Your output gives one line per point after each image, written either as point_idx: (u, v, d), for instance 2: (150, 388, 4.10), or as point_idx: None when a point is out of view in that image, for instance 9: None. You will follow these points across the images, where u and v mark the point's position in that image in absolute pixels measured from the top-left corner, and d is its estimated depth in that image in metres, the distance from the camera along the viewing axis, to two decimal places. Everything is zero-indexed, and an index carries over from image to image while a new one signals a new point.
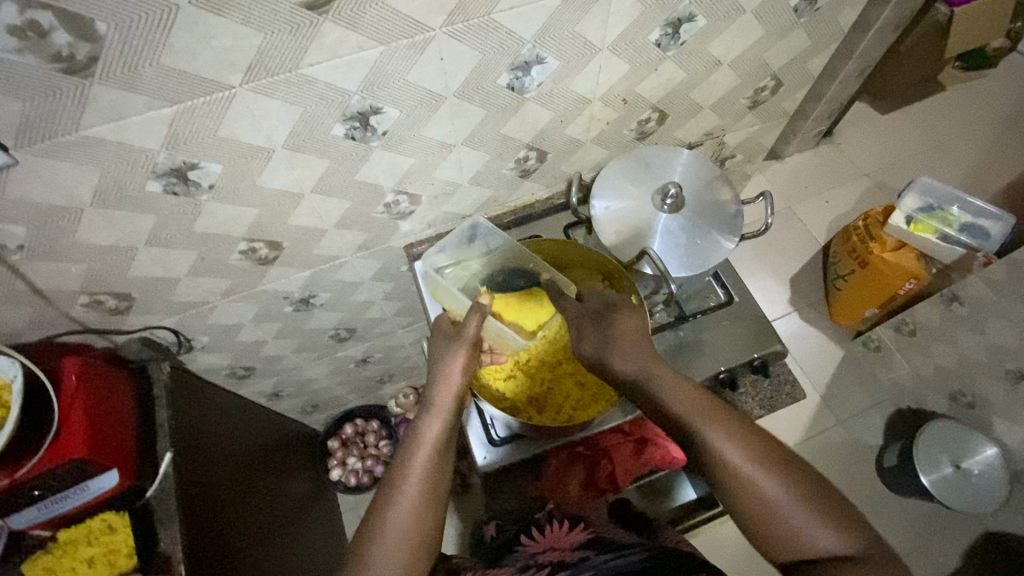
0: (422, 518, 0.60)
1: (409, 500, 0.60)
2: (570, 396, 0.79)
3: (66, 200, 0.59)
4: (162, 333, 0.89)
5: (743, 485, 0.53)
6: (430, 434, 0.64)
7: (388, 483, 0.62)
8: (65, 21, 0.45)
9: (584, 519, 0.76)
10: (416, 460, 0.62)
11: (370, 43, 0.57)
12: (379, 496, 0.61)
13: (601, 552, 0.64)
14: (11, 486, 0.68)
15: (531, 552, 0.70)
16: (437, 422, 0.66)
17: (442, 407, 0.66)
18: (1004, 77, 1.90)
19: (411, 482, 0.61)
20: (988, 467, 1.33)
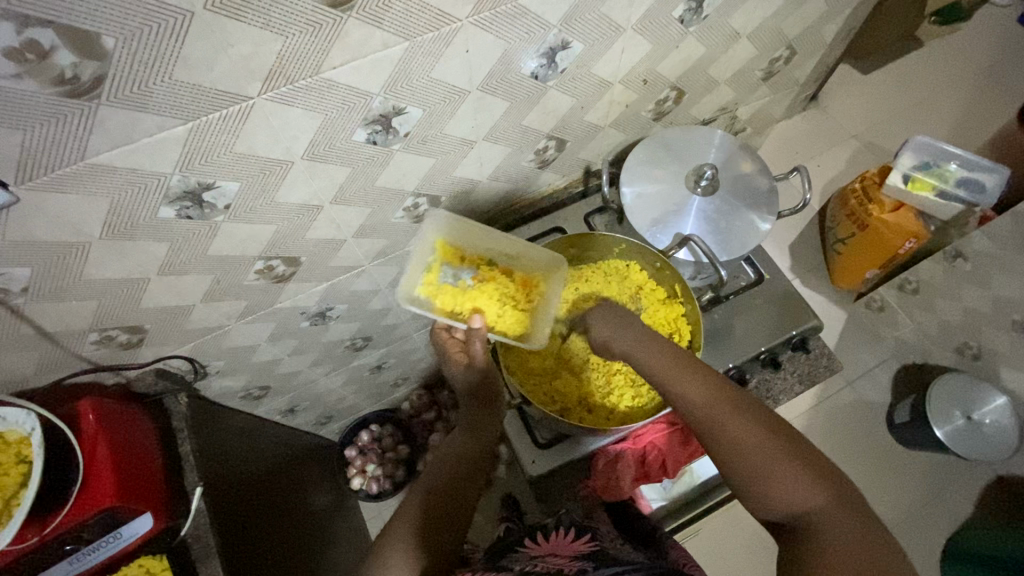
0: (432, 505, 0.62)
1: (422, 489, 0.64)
2: (621, 394, 0.80)
3: (73, 235, 0.54)
4: (176, 362, 0.83)
5: (729, 445, 0.57)
6: (457, 443, 0.71)
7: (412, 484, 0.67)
8: (69, 39, 0.40)
9: (593, 531, 0.73)
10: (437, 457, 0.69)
11: (395, 40, 0.53)
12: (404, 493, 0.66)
13: (602, 566, 0.60)
14: (41, 543, 0.64)
15: (530, 556, 0.66)
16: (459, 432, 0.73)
17: (465, 421, 0.74)
18: (983, 29, 1.91)
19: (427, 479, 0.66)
20: (999, 416, 1.35)
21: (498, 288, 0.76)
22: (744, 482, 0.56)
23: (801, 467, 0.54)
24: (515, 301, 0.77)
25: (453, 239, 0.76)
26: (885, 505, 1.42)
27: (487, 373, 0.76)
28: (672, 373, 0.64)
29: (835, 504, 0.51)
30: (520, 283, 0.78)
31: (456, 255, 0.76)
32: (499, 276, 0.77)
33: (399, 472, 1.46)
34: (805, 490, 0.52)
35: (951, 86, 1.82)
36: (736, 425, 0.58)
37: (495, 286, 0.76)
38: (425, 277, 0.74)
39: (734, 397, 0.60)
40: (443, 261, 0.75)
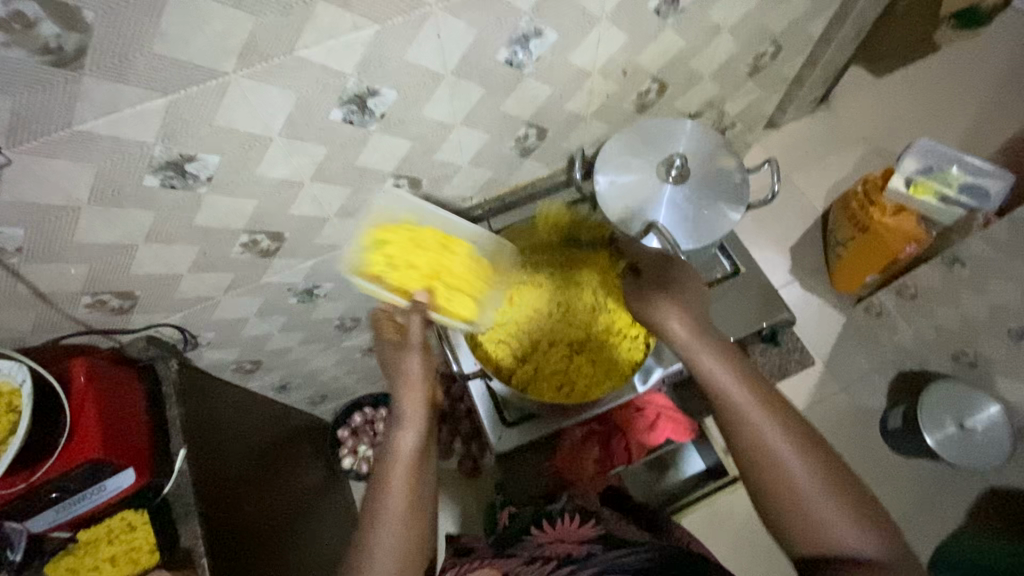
0: (412, 527, 0.62)
1: (393, 518, 0.61)
2: (582, 373, 0.83)
3: (63, 199, 0.58)
4: (168, 330, 0.87)
5: (785, 477, 0.55)
6: (405, 447, 0.66)
7: (371, 498, 0.63)
8: (53, 12, 0.43)
9: (597, 517, 0.77)
10: (396, 474, 0.64)
11: (365, 22, 0.55)
12: (365, 509, 0.63)
13: (609, 549, 0.63)
14: (29, 489, 0.69)
15: (538, 544, 0.71)
16: (410, 433, 0.67)
17: (413, 419, 0.68)
18: (1004, 32, 1.86)
19: (393, 503, 0.62)
20: (992, 425, 1.31)
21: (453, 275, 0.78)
22: (795, 519, 0.55)
23: (866, 520, 0.53)
24: (464, 289, 0.78)
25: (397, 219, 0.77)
26: None
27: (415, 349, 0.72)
28: (737, 384, 0.60)
29: (897, 562, 0.51)
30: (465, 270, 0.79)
31: (406, 232, 0.76)
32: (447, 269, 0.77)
33: None
34: (867, 538, 0.53)
35: (966, 90, 1.78)
36: (804, 462, 0.56)
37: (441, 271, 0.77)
38: (371, 239, 0.74)
39: (803, 433, 0.58)
40: (379, 239, 0.74)
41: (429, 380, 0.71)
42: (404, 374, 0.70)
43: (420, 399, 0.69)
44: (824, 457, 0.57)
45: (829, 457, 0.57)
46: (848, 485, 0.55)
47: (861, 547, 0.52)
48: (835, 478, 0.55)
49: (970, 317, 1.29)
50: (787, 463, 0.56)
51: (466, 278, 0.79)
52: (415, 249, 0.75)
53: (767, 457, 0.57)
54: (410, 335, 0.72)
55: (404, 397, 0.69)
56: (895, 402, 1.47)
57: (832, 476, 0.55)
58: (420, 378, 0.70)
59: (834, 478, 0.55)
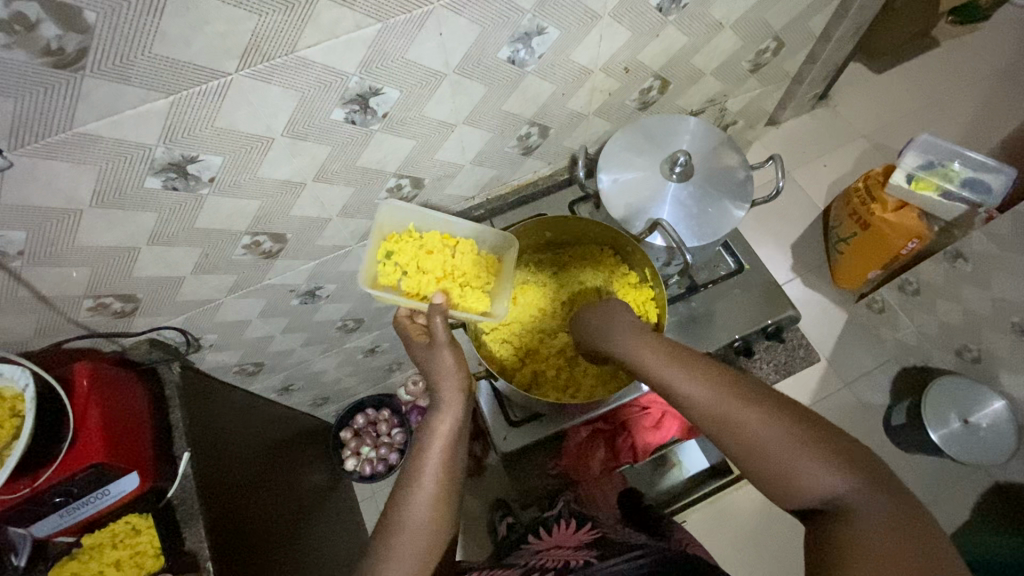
0: (441, 512, 0.60)
1: (427, 497, 0.60)
2: (587, 373, 0.81)
3: (65, 202, 0.57)
4: (170, 333, 0.87)
5: (738, 435, 0.55)
6: (442, 429, 0.64)
7: (404, 478, 0.62)
8: (54, 13, 0.43)
9: (594, 520, 0.77)
10: (431, 456, 0.62)
11: (368, 21, 0.55)
12: (397, 488, 0.61)
13: (606, 557, 0.62)
14: (33, 494, 0.68)
15: (535, 552, 0.72)
16: (449, 417, 0.65)
17: (452, 404, 0.66)
18: (1003, 27, 1.86)
19: (427, 483, 0.61)
20: (996, 420, 1.32)
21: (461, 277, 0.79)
22: (769, 478, 0.54)
23: (829, 456, 0.52)
24: (474, 284, 0.80)
25: (403, 228, 0.81)
26: None
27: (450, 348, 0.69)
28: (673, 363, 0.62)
29: (870, 491, 0.50)
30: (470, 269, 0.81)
31: (411, 239, 0.79)
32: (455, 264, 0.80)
33: (391, 456, 1.46)
34: (834, 474, 0.51)
35: (965, 86, 1.78)
36: (757, 422, 0.55)
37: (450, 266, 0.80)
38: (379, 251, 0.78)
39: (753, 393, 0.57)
40: (387, 249, 0.78)
41: (464, 369, 0.69)
42: (435, 362, 0.68)
43: (459, 385, 0.66)
44: (782, 411, 0.55)
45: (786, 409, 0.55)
46: (814, 432, 0.53)
47: (831, 485, 0.51)
48: (796, 426, 0.54)
49: (972, 313, 1.32)
50: (742, 429, 0.55)
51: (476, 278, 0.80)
52: (422, 254, 0.79)
53: (723, 428, 0.57)
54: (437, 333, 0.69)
55: (443, 382, 0.67)
56: (899, 398, 1.47)
57: (785, 420, 0.54)
58: (453, 367, 0.68)
59: (795, 429, 0.54)
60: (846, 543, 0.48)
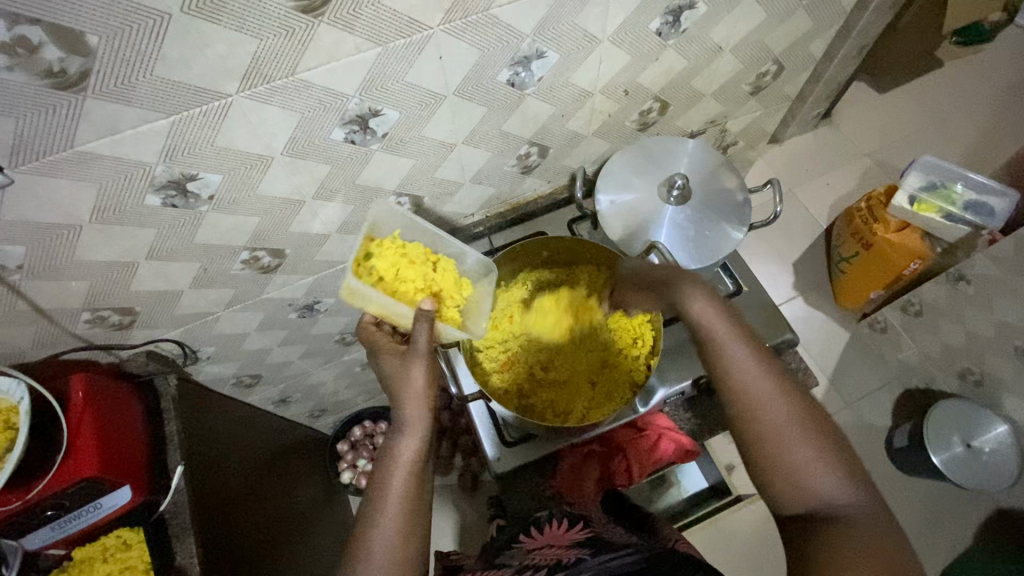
0: (407, 537, 0.59)
1: (392, 522, 0.59)
2: (582, 396, 0.82)
3: (64, 217, 0.58)
4: (168, 345, 0.87)
5: (763, 420, 0.55)
6: (405, 453, 0.63)
7: (367, 503, 0.61)
8: (57, 37, 0.44)
9: (585, 519, 0.77)
10: (394, 482, 0.61)
11: (367, 45, 0.56)
12: (361, 513, 0.61)
13: (599, 553, 0.63)
14: (25, 507, 0.68)
15: (527, 550, 0.71)
16: (412, 437, 0.64)
17: (415, 425, 0.65)
18: (1007, 50, 1.86)
19: (391, 509, 0.60)
20: (999, 445, 1.29)
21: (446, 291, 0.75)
22: (775, 469, 0.54)
23: (840, 467, 0.53)
24: (457, 301, 0.75)
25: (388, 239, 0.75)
26: None
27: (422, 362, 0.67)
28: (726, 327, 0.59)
29: (868, 511, 0.51)
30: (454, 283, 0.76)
31: (396, 247, 0.72)
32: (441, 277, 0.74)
33: (388, 469, 1.45)
34: (840, 485, 0.52)
35: (969, 108, 1.78)
36: (789, 415, 0.54)
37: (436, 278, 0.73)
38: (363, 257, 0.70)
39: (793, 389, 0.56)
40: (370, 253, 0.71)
41: (431, 388, 0.67)
42: (402, 381, 0.67)
43: (423, 405, 0.66)
44: (815, 414, 0.55)
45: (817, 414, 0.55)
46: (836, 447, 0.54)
47: (833, 494, 0.52)
48: (824, 435, 0.54)
49: (977, 334, 1.27)
50: (772, 415, 0.55)
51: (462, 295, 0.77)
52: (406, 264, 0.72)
53: (752, 406, 0.56)
54: (416, 343, 0.67)
55: (409, 401, 0.65)
56: (900, 420, 1.45)
57: (812, 421, 0.54)
58: (422, 384, 0.66)
59: (822, 437, 0.54)
60: (836, 543, 0.48)
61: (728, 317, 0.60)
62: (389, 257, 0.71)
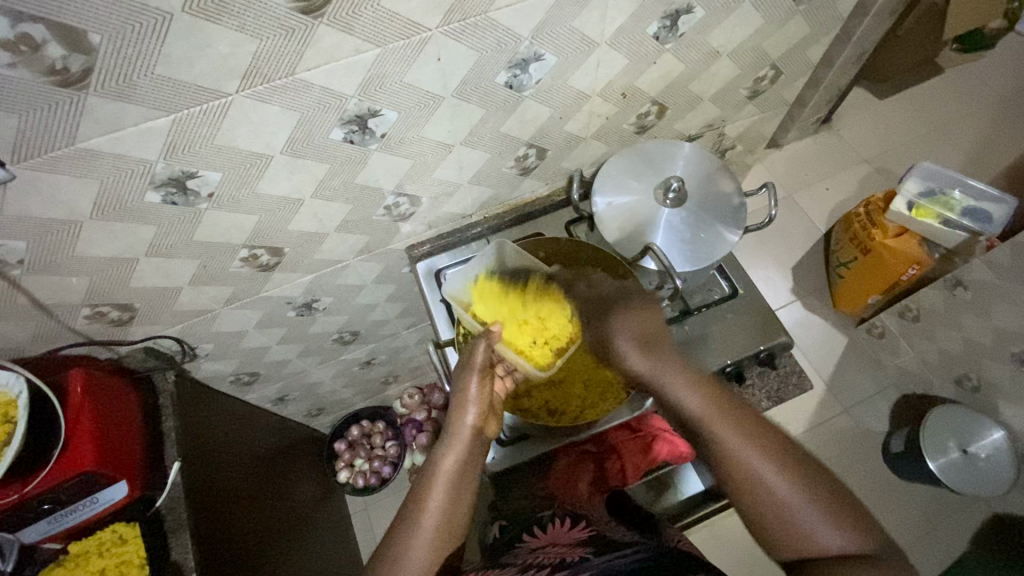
0: (441, 545, 0.63)
1: (428, 532, 0.62)
2: (579, 396, 0.82)
3: (65, 213, 0.58)
4: (166, 342, 0.88)
5: (759, 487, 0.58)
6: (446, 467, 0.67)
7: (407, 513, 0.65)
8: (61, 35, 0.44)
9: (587, 517, 0.77)
10: (435, 493, 0.65)
11: (367, 46, 0.56)
12: (400, 519, 0.65)
13: (602, 552, 0.63)
14: (21, 501, 0.68)
15: (530, 548, 0.71)
16: (454, 454, 0.68)
17: (458, 442, 0.69)
18: (1007, 57, 1.87)
19: (428, 520, 0.63)
20: (995, 451, 1.30)
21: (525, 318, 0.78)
22: (786, 539, 0.55)
23: (837, 516, 0.54)
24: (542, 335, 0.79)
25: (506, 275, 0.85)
26: None
27: (471, 381, 0.71)
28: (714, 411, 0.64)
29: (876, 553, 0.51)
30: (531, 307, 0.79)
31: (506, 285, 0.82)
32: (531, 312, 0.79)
33: (384, 469, 1.45)
34: (842, 535, 0.53)
35: (968, 115, 1.78)
36: (788, 484, 0.57)
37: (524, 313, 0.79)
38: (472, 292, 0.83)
39: (789, 455, 0.59)
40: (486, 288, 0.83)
41: (483, 407, 0.71)
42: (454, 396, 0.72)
43: (470, 421, 0.69)
44: (813, 475, 0.57)
45: (817, 474, 0.57)
46: (842, 505, 0.55)
47: (839, 545, 0.53)
48: (828, 495, 0.56)
49: (973, 340, 1.28)
50: (771, 485, 0.57)
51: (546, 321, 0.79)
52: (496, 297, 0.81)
53: (751, 480, 0.58)
54: (472, 359, 0.72)
55: (458, 416, 0.70)
56: (898, 425, 1.45)
57: (805, 478, 0.57)
58: (473, 397, 0.70)
59: (826, 498, 0.55)
60: None
61: (715, 401, 0.65)
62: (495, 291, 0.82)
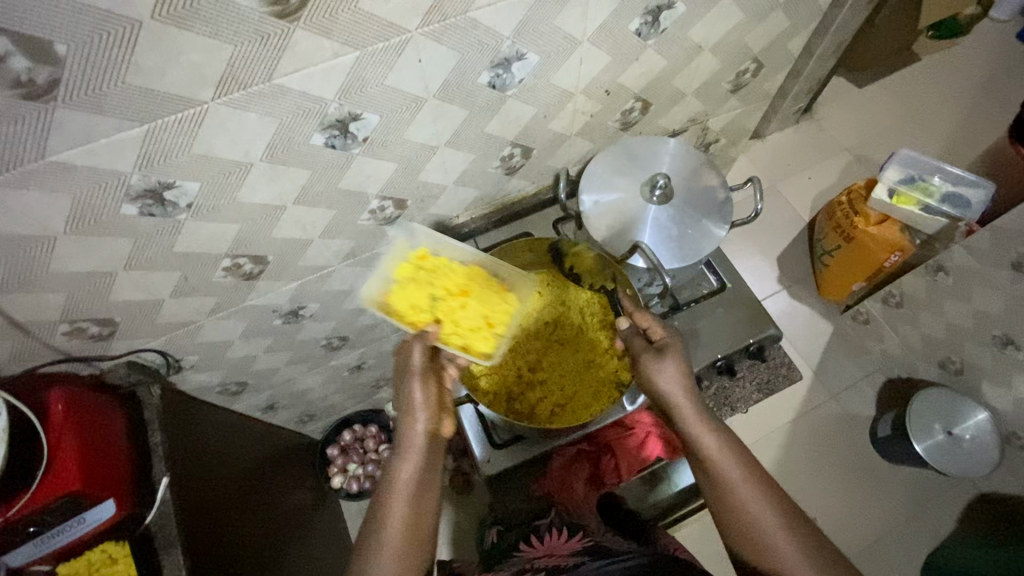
0: (408, 557, 0.60)
1: (389, 550, 0.60)
2: (558, 394, 0.83)
3: (37, 229, 0.56)
4: (149, 355, 0.86)
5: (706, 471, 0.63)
6: (405, 473, 0.65)
7: (371, 525, 0.62)
8: (24, 46, 0.43)
9: (584, 528, 0.78)
10: (396, 500, 0.63)
11: (345, 49, 0.55)
12: (366, 534, 0.61)
13: (596, 558, 0.65)
14: (6, 524, 0.67)
15: (529, 557, 0.73)
16: (410, 459, 0.66)
17: (415, 445, 0.67)
18: (983, 44, 1.89)
19: (391, 536, 0.61)
20: (979, 431, 1.31)
21: (456, 306, 0.77)
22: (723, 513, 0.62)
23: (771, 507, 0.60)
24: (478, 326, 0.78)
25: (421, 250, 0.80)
26: (864, 522, 1.38)
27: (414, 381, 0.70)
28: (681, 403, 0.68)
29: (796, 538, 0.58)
30: (459, 291, 0.78)
31: (427, 270, 0.78)
32: (467, 301, 0.78)
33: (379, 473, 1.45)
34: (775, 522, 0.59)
35: (945, 101, 1.81)
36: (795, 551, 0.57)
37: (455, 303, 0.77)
38: (387, 292, 0.77)
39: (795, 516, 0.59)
40: (405, 274, 0.77)
41: (430, 406, 0.70)
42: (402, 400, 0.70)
43: (421, 425, 0.68)
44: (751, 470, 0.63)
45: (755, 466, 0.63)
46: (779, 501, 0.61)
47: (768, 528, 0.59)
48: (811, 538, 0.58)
49: (954, 325, 1.29)
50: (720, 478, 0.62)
51: (479, 303, 0.78)
52: (414, 288, 0.77)
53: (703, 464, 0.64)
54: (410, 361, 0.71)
55: (409, 421, 0.68)
56: (884, 410, 1.47)
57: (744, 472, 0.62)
58: (420, 406, 0.69)
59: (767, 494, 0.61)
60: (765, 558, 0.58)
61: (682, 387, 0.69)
62: (417, 279, 0.77)
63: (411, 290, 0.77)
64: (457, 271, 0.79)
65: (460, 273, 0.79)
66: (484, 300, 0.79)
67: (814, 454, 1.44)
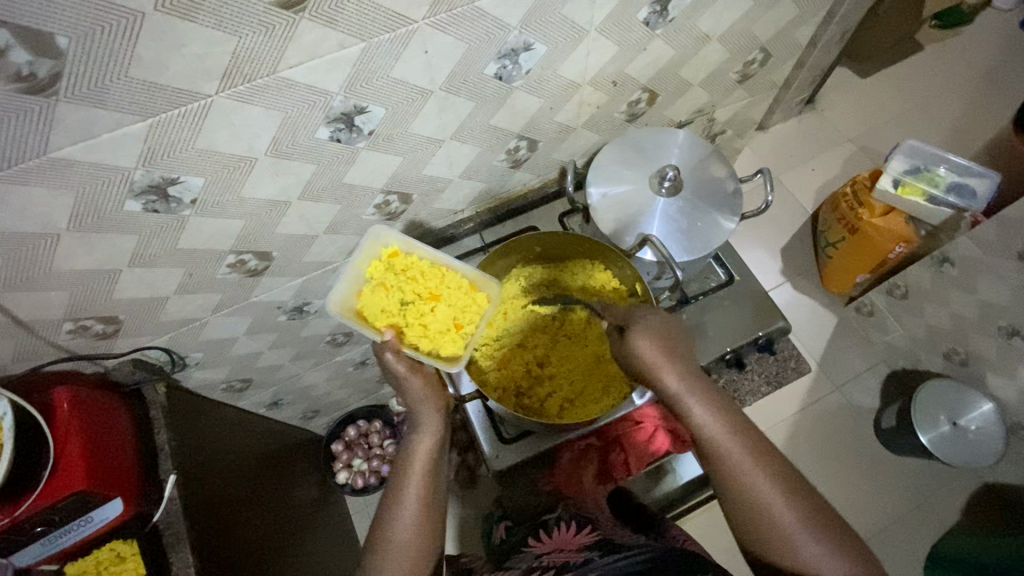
0: (427, 521, 0.64)
1: (411, 515, 0.63)
2: (565, 390, 0.82)
3: (40, 226, 0.56)
4: (154, 352, 0.85)
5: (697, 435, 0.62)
6: (423, 445, 0.69)
7: (390, 497, 0.66)
8: (24, 39, 0.42)
9: (593, 522, 0.78)
10: (415, 470, 0.67)
11: (351, 40, 0.54)
12: (381, 510, 0.65)
13: (606, 555, 0.64)
14: (12, 524, 0.66)
15: (537, 554, 0.72)
16: (428, 433, 0.70)
17: (431, 420, 0.71)
18: (987, 33, 1.88)
19: (411, 501, 0.64)
20: (985, 421, 1.31)
21: (425, 309, 0.73)
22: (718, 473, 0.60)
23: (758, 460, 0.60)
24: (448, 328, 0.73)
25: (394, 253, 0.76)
26: (869, 513, 1.38)
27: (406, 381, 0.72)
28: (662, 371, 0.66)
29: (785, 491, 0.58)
30: (428, 294, 0.73)
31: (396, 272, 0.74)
32: (437, 304, 0.73)
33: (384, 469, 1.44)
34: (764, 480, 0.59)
35: (949, 91, 1.79)
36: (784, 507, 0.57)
37: (422, 307, 0.73)
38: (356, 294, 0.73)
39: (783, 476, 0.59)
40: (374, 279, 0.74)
41: (435, 392, 0.73)
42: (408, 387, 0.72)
43: (434, 404, 0.72)
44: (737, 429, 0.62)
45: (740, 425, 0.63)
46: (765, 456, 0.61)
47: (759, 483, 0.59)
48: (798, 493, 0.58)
49: (959, 316, 1.29)
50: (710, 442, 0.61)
51: (449, 307, 0.74)
52: (382, 290, 0.72)
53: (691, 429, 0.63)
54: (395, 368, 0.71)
55: (423, 402, 0.72)
56: (889, 401, 1.47)
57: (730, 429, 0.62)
58: (425, 392, 0.72)
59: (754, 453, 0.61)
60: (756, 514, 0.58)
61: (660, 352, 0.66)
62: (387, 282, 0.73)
63: (378, 293, 0.72)
64: (428, 271, 0.75)
65: (431, 275, 0.74)
66: (454, 303, 0.74)
67: (818, 446, 1.44)
